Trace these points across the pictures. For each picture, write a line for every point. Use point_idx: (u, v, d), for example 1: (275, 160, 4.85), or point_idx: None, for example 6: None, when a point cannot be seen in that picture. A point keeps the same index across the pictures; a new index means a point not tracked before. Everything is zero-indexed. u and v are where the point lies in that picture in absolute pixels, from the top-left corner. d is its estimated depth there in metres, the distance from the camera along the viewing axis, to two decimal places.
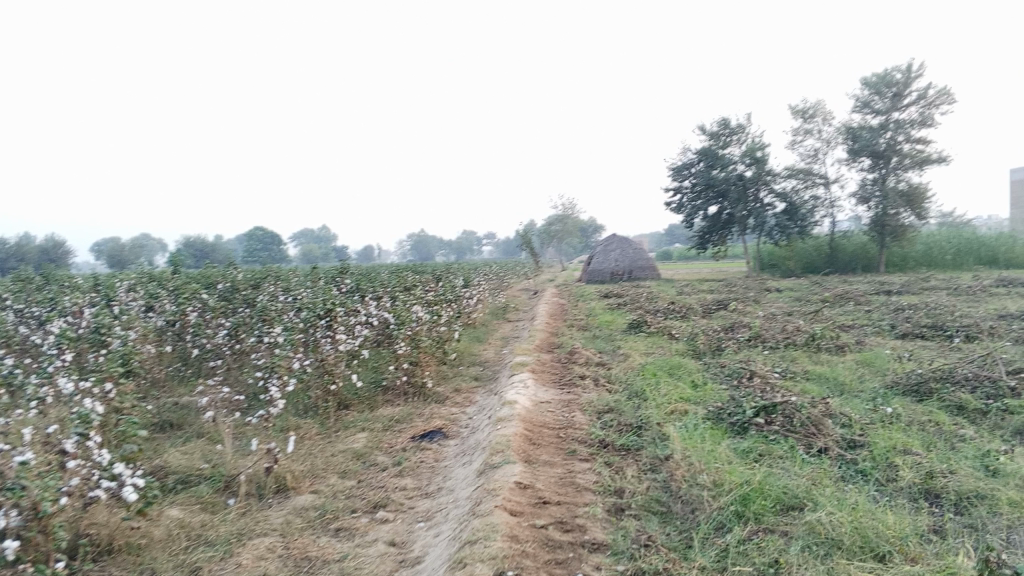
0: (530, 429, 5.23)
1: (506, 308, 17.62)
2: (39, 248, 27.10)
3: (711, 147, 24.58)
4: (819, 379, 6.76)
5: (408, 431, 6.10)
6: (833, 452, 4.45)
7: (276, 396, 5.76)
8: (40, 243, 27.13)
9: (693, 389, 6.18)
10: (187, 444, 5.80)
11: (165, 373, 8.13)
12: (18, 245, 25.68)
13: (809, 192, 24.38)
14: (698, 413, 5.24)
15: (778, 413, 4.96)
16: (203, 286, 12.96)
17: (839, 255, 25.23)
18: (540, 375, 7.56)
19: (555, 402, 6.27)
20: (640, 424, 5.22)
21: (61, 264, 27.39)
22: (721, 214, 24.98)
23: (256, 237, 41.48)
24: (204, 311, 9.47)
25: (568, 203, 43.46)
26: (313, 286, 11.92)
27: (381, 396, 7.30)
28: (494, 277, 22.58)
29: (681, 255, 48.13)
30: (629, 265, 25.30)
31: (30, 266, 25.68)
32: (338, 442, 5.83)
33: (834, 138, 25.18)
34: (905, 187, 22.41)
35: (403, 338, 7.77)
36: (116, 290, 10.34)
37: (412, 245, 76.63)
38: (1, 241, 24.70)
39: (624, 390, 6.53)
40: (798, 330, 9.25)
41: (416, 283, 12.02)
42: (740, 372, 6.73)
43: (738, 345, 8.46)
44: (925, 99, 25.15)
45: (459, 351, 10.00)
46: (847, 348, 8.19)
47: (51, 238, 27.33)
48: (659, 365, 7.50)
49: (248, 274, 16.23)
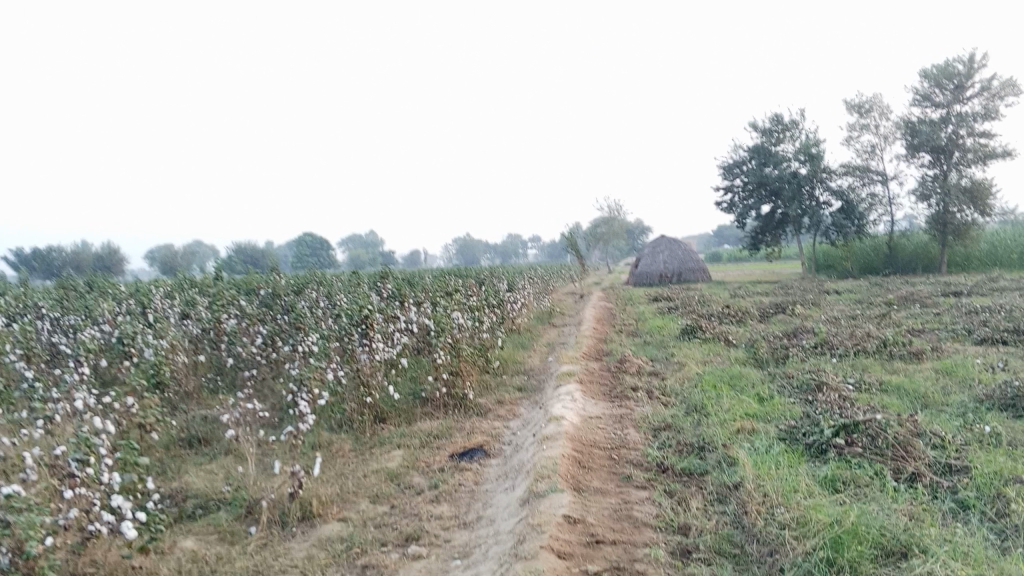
0: (580, 449, 4.75)
1: (551, 312, 17.15)
2: (95, 255, 27.43)
3: (763, 144, 23.79)
4: (897, 390, 6.16)
5: (448, 448, 5.65)
6: (928, 480, 3.88)
7: (304, 411, 5.36)
8: (95, 251, 27.48)
9: (759, 403, 5.62)
10: (211, 464, 5.45)
11: (198, 384, 7.84)
12: (74, 252, 26.01)
13: (866, 189, 23.42)
14: (768, 432, 4.71)
15: (861, 434, 4.39)
16: (245, 292, 12.74)
17: (897, 255, 24.18)
18: (589, 386, 7.07)
19: (606, 417, 5.77)
20: (703, 445, 4.70)
21: (115, 272, 27.66)
22: (774, 214, 24.15)
23: (304, 243, 41.64)
24: (240, 318, 9.20)
25: (613, 206, 42.76)
26: (354, 291, 11.58)
27: (421, 409, 6.88)
28: (539, 281, 22.12)
29: (731, 257, 47.10)
30: (679, 267, 24.62)
31: (86, 273, 25.91)
32: (373, 461, 5.41)
33: (892, 134, 24.19)
34: (968, 184, 21.36)
35: (443, 347, 7.35)
36: (152, 297, 10.12)
37: (459, 249, 76.53)
38: (58, 249, 25.07)
39: (681, 403, 6.01)
40: (868, 335, 8.58)
41: (459, 288, 11.60)
42: (809, 384, 6.16)
43: (802, 352, 7.85)
44: (989, 91, 24.00)
45: (503, 358, 9.55)
46: (923, 356, 7.53)
47: (105, 245, 27.64)
48: (718, 375, 6.95)
49: (291, 279, 16.00)
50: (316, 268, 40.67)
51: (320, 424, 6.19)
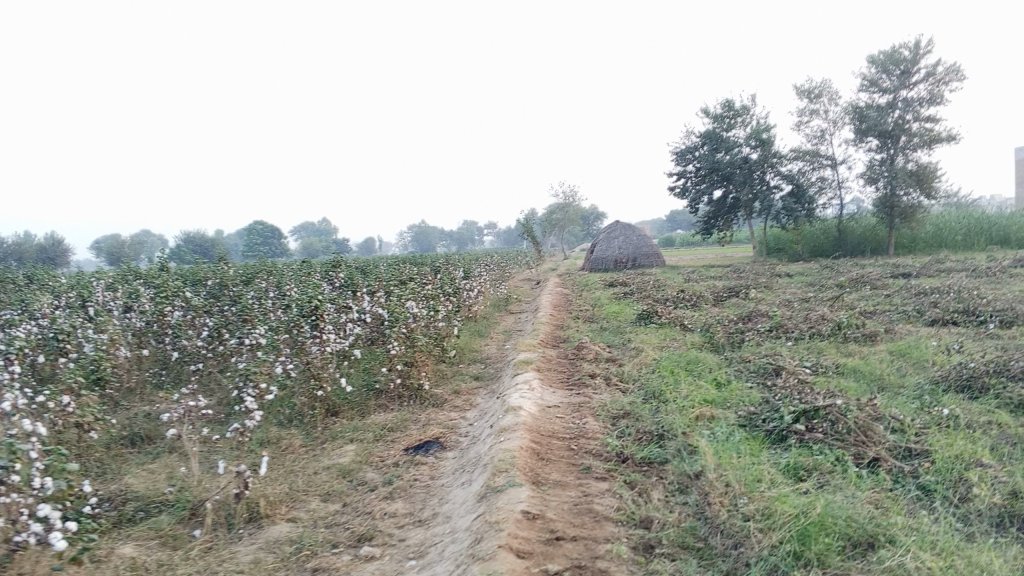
0: (538, 440, 4.63)
1: (508, 299, 17.03)
2: (38, 247, 26.57)
3: (715, 130, 23.93)
4: (853, 373, 6.17)
5: (402, 442, 5.49)
6: (888, 465, 3.85)
7: (251, 407, 5.15)
8: (38, 243, 26.62)
9: (717, 389, 5.56)
10: (154, 464, 5.22)
11: (141, 379, 7.55)
12: (15, 243, 25.13)
13: (816, 173, 23.70)
14: (728, 419, 4.64)
15: (821, 419, 4.35)
16: (192, 284, 12.37)
17: (846, 238, 24.56)
18: (547, 375, 6.95)
19: (564, 406, 5.66)
20: (662, 433, 4.62)
21: (59, 264, 26.83)
22: (726, 198, 24.34)
23: (256, 232, 40.88)
24: (186, 310, 8.91)
25: (568, 192, 42.78)
26: (305, 281, 11.31)
27: (374, 401, 6.70)
28: (495, 268, 21.99)
29: (685, 241, 47.56)
30: (634, 252, 24.67)
31: (29, 265, 25.04)
32: (324, 457, 5.23)
33: (841, 119, 24.50)
34: (914, 167, 21.74)
35: (397, 337, 7.18)
36: (93, 289, 9.75)
37: (414, 237, 76.00)
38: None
39: (640, 390, 5.93)
40: (823, 318, 8.62)
41: (413, 276, 11.40)
42: (767, 368, 6.13)
43: (759, 337, 7.84)
44: (934, 76, 24.43)
45: (459, 346, 9.40)
46: (876, 338, 7.59)
47: (49, 237, 26.78)
48: (676, 360, 6.89)
49: (241, 269, 15.63)
50: (268, 257, 39.97)
51: (269, 420, 5.98)
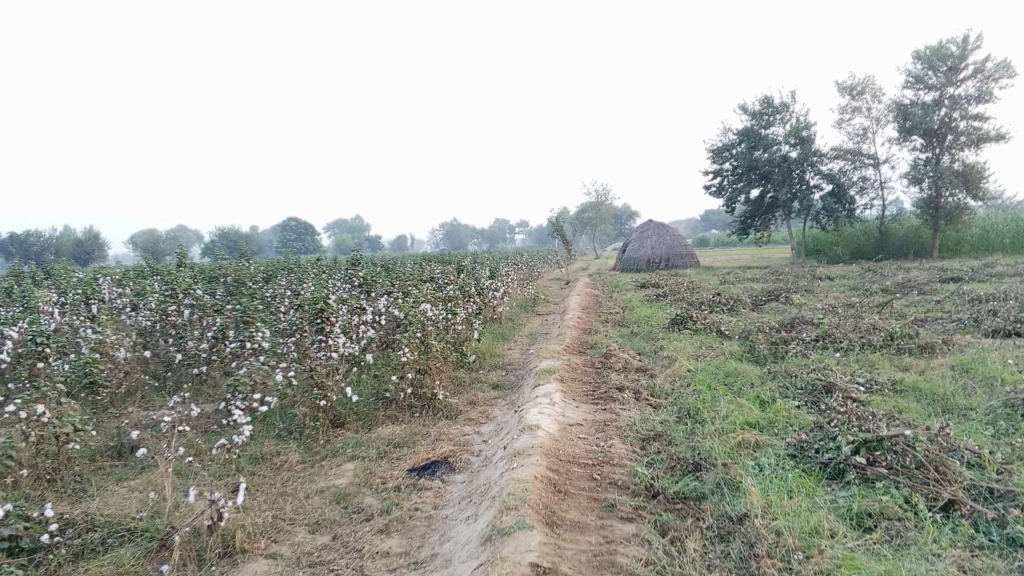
0: (556, 467, 4.07)
1: (536, 299, 16.44)
2: (75, 241, 26.59)
3: (753, 127, 23.14)
4: (913, 392, 5.52)
5: (408, 461, 4.97)
6: (967, 509, 3.23)
7: (240, 421, 4.67)
8: (76, 237, 26.62)
9: (761, 409, 4.95)
10: (135, 481, 4.77)
11: (140, 382, 7.13)
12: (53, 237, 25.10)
13: (857, 173, 22.81)
14: (774, 447, 4.07)
15: (885, 451, 3.73)
16: (208, 280, 11.94)
17: (888, 240, 23.63)
18: (571, 386, 6.39)
19: (588, 424, 5.10)
20: (699, 462, 4.04)
21: (94, 260, 26.80)
22: (763, 198, 23.54)
23: (289, 228, 40.80)
24: (194, 308, 8.48)
25: (601, 191, 42.03)
26: (323, 279, 10.87)
27: (382, 411, 6.18)
28: (524, 267, 21.49)
29: (720, 241, 46.84)
30: (666, 252, 23.99)
31: (64, 260, 24.98)
32: (321, 478, 4.74)
33: (884, 117, 23.60)
34: (960, 168, 20.78)
35: (409, 342, 6.66)
36: (100, 285, 9.36)
37: (446, 235, 75.78)
38: (37, 233, 24.13)
39: (672, 407, 5.35)
40: (874, 327, 7.93)
41: (436, 275, 10.89)
42: (815, 385, 5.50)
43: (803, 347, 7.20)
44: (983, 73, 23.40)
45: (480, 351, 8.87)
46: (934, 350, 6.93)
47: (85, 231, 26.77)
48: (712, 373, 6.28)
49: (263, 266, 15.24)
50: (300, 254, 39.77)
51: (265, 431, 5.49)
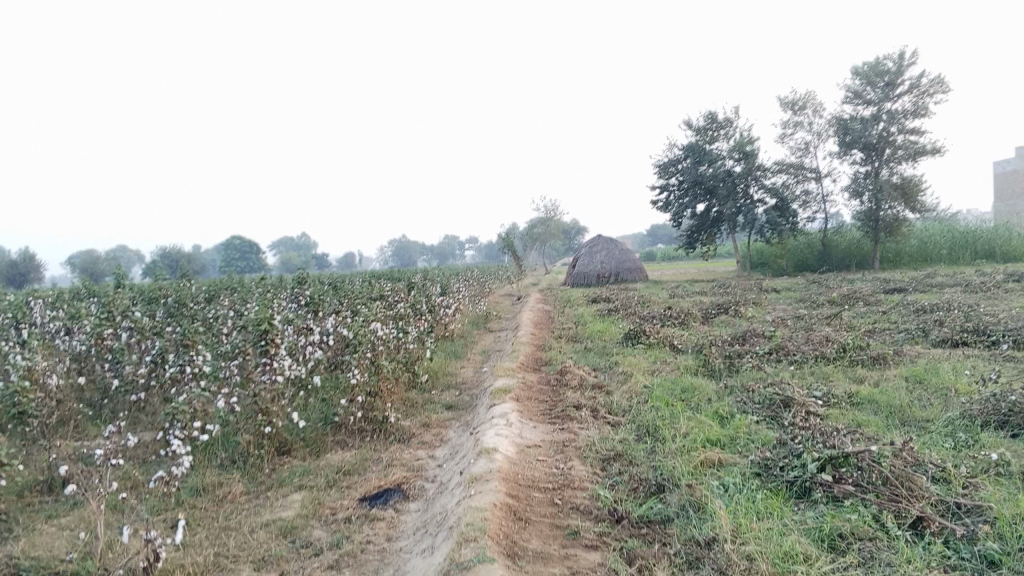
0: (515, 492, 3.90)
1: (487, 316, 16.28)
2: (8, 262, 25.59)
3: (698, 142, 23.43)
4: (870, 404, 5.50)
5: (359, 489, 4.75)
6: (937, 526, 3.15)
7: (178, 453, 4.41)
8: (9, 259, 25.63)
9: (720, 425, 4.86)
10: (66, 518, 4.46)
11: (74, 410, 6.77)
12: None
13: (800, 187, 23.23)
14: (737, 466, 3.97)
15: (850, 468, 3.65)
16: (147, 302, 11.52)
17: (831, 252, 24.08)
18: (526, 405, 6.24)
19: (546, 445, 4.95)
20: (662, 483, 3.92)
21: (29, 281, 25.82)
22: (710, 212, 23.80)
23: (234, 247, 39.99)
24: (132, 331, 8.12)
25: (549, 206, 42.13)
26: (268, 298, 10.55)
27: (331, 436, 5.95)
28: (475, 284, 21.34)
29: (667, 255, 47.42)
30: (616, 266, 24.07)
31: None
32: (266, 510, 4.49)
33: (825, 131, 24.12)
34: (898, 181, 21.28)
35: (359, 364, 6.44)
36: (31, 308, 8.92)
37: (395, 252, 75.33)
38: None
39: (631, 424, 5.24)
40: (826, 339, 7.95)
41: (385, 293, 10.67)
42: (773, 399, 5.45)
43: (758, 360, 7.18)
44: (918, 88, 24.09)
45: (432, 370, 8.67)
46: (885, 361, 6.98)
47: (20, 252, 25.79)
48: (669, 388, 6.19)
49: (205, 285, 14.78)
50: (245, 273, 38.98)
51: (206, 461, 5.22)
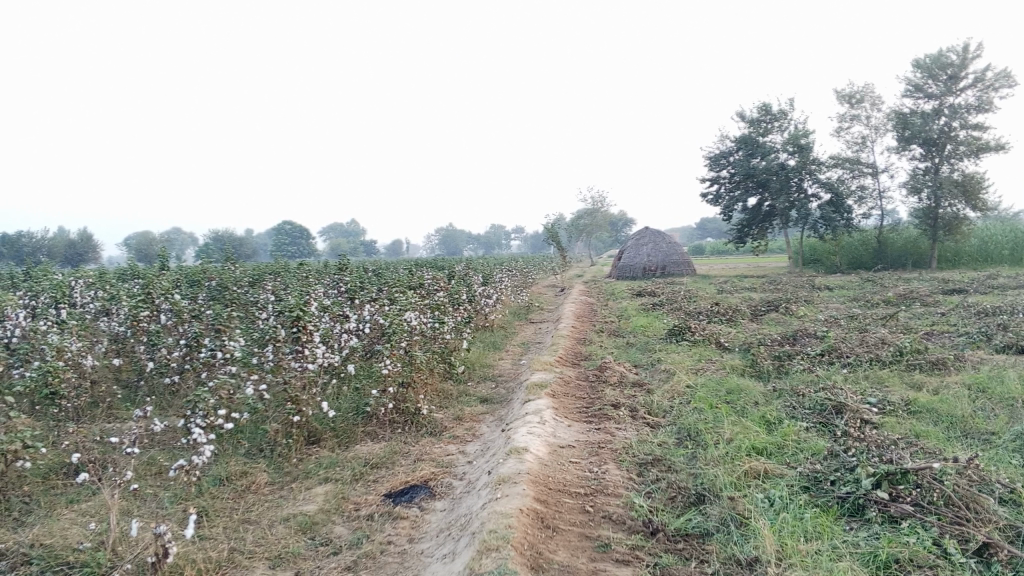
0: (544, 497, 3.68)
1: (530, 307, 16.08)
2: (67, 243, 26.13)
3: (750, 135, 22.85)
4: (929, 414, 5.16)
5: (385, 484, 4.58)
6: (1006, 555, 2.84)
7: (200, 442, 4.29)
8: (69, 239, 26.18)
9: (767, 432, 4.58)
10: (87, 504, 4.36)
11: (108, 391, 6.74)
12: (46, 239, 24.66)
13: (855, 182, 22.51)
14: (783, 478, 3.70)
15: (909, 486, 3.35)
16: (190, 284, 11.56)
17: (886, 250, 23.32)
18: (563, 402, 6.02)
19: (580, 446, 4.71)
20: (703, 495, 3.68)
21: (86, 261, 26.34)
22: (761, 206, 23.22)
23: (284, 232, 40.40)
24: (169, 314, 8.08)
25: (597, 197, 41.71)
26: (308, 284, 10.48)
27: (362, 427, 5.78)
28: (518, 274, 21.17)
29: (716, 249, 46.76)
30: (663, 260, 23.62)
31: (55, 263, 24.50)
32: (288, 504, 4.35)
33: (883, 125, 23.33)
34: (959, 178, 20.46)
35: (392, 354, 6.28)
36: (72, 289, 8.96)
37: (442, 240, 75.63)
38: (29, 235, 23.67)
39: (672, 427, 4.98)
40: (883, 341, 7.57)
41: (425, 281, 10.52)
42: (825, 405, 5.13)
43: (808, 362, 6.85)
44: (983, 82, 23.15)
45: (470, 361, 8.50)
46: (945, 367, 6.59)
47: (78, 233, 26.32)
48: (713, 390, 5.91)
49: (250, 270, 14.83)
50: (294, 257, 39.37)
51: (231, 449, 5.10)
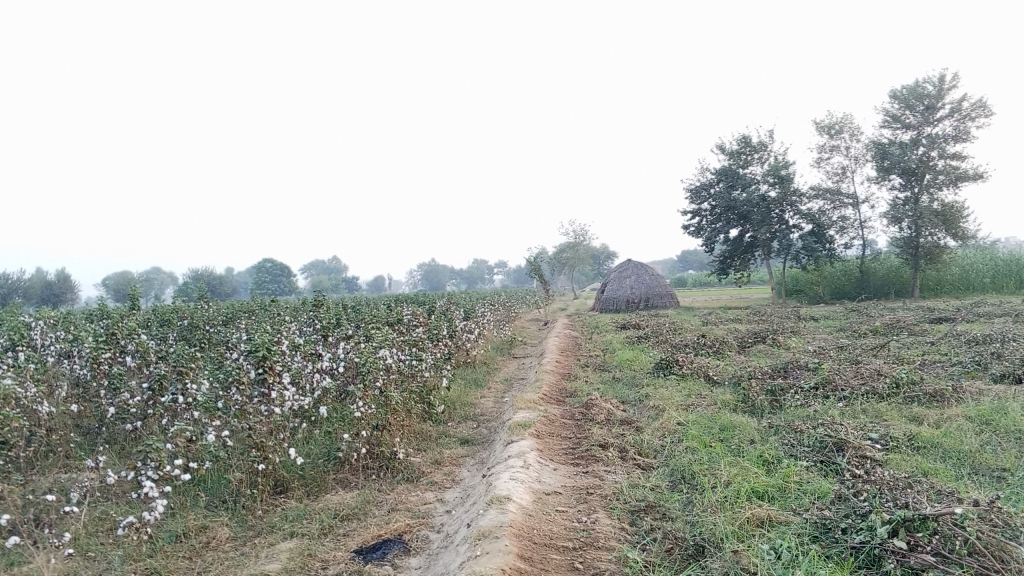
0: (528, 554, 3.34)
1: (513, 342, 15.74)
2: (43, 282, 25.53)
3: (730, 166, 22.81)
4: (935, 450, 4.88)
5: (356, 539, 4.22)
6: None
7: (150, 497, 3.93)
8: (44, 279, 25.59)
9: (767, 473, 4.27)
10: (26, 567, 3.97)
11: (65, 438, 6.34)
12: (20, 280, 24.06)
13: (836, 212, 22.47)
14: (789, 527, 3.39)
15: (929, 534, 3.04)
16: (160, 323, 11.14)
17: (869, 280, 23.24)
18: (547, 443, 5.68)
19: (567, 492, 4.38)
20: (702, 547, 3.35)
21: (62, 302, 25.74)
22: (743, 237, 23.11)
23: (265, 270, 39.93)
24: (134, 356, 7.69)
25: (579, 231, 41.62)
26: (281, 322, 10.10)
27: (333, 474, 5.42)
28: (500, 309, 20.84)
29: (698, 281, 46.81)
30: (646, 292, 23.41)
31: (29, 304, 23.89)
32: (250, 562, 3.98)
33: (862, 156, 23.39)
34: (939, 207, 20.44)
35: (366, 395, 5.93)
36: (32, 330, 8.54)
37: (425, 276, 75.31)
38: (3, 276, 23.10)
39: (665, 469, 4.66)
40: (878, 373, 7.30)
41: (403, 317, 10.17)
42: (825, 441, 4.83)
43: (803, 396, 6.56)
44: (959, 112, 23.31)
45: (451, 400, 8.15)
46: (945, 399, 6.33)
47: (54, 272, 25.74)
48: (705, 427, 5.61)
49: (224, 308, 14.41)
50: (276, 296, 38.93)
51: (190, 502, 4.72)
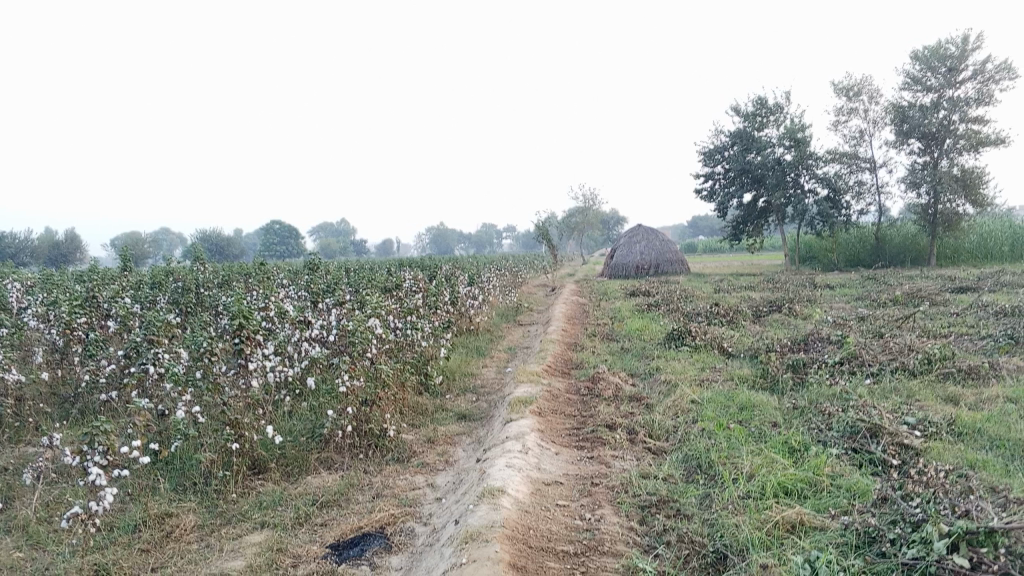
0: (521, 561, 2.88)
1: (519, 308, 15.24)
2: (49, 242, 25.13)
3: (746, 129, 22.06)
4: (980, 438, 4.37)
5: (335, 531, 3.77)
6: None
7: (97, 484, 3.49)
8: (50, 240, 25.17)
9: (793, 463, 3.79)
10: None
11: (36, 408, 5.90)
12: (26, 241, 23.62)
13: (853, 177, 21.78)
14: (826, 536, 2.92)
15: (996, 550, 2.53)
16: (150, 285, 10.66)
17: (885, 247, 22.59)
18: (550, 422, 5.22)
19: (570, 483, 3.92)
20: (724, 558, 2.88)
21: (69, 262, 25.38)
22: (757, 202, 22.45)
23: (272, 232, 39.38)
24: (114, 320, 7.22)
25: (588, 195, 40.88)
26: (274, 285, 9.61)
27: (316, 453, 4.96)
28: (507, 273, 20.32)
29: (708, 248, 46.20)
30: (657, 257, 22.84)
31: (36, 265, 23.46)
32: (211, 558, 3.53)
33: (881, 119, 22.62)
34: (960, 172, 19.69)
35: (354, 367, 5.46)
36: (11, 292, 8.07)
37: (432, 239, 74.66)
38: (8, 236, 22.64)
39: (679, 456, 4.19)
40: (907, 347, 6.77)
41: (403, 282, 9.64)
42: (857, 428, 4.33)
43: (827, 373, 6.06)
44: (983, 74, 22.43)
45: (450, 370, 7.69)
46: (980, 378, 5.82)
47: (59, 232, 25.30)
48: (721, 407, 5.12)
49: (222, 270, 13.90)
50: (284, 257, 38.52)
51: (155, 485, 4.29)
